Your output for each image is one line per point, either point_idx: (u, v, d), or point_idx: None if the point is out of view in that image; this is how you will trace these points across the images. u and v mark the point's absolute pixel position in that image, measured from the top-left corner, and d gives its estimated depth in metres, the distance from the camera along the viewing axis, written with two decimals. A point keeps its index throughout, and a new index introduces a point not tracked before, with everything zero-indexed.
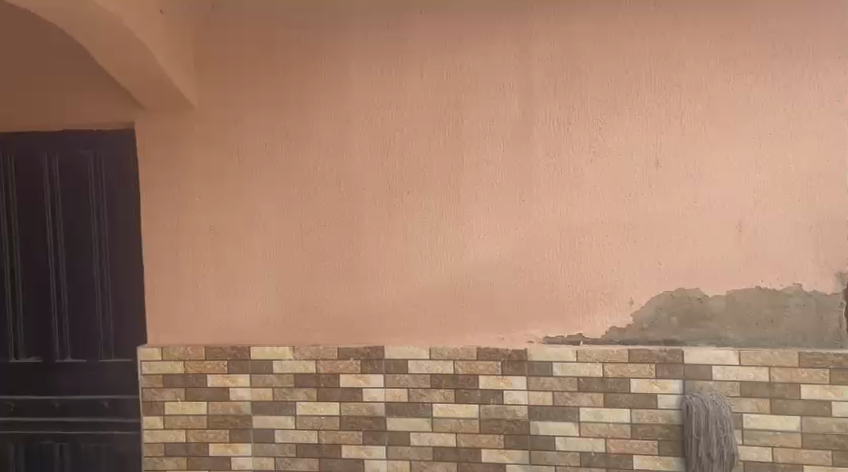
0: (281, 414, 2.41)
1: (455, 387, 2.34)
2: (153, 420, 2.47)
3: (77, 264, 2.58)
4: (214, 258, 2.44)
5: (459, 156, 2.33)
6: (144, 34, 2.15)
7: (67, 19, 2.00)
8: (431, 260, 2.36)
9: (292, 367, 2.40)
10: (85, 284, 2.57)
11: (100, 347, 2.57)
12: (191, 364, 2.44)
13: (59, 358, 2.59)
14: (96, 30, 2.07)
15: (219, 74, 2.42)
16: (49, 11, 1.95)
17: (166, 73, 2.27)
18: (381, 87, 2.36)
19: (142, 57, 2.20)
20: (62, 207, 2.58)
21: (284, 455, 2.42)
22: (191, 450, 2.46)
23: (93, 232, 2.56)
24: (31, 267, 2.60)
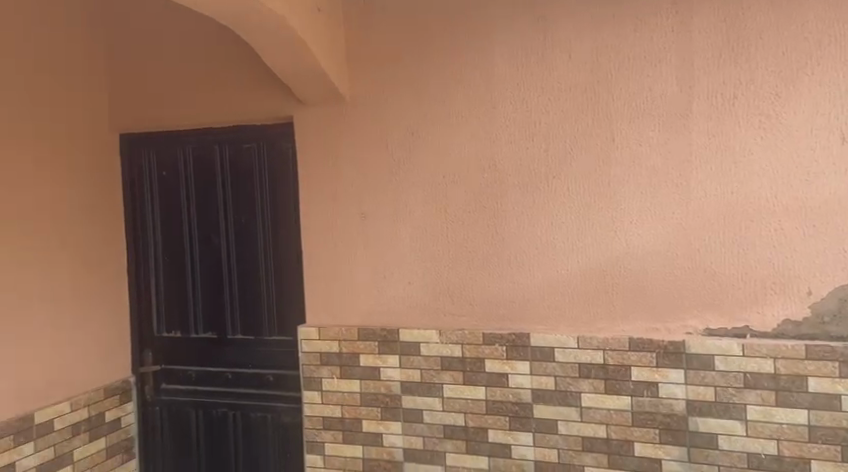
0: (429, 395, 2.49)
1: (605, 378, 2.28)
2: (312, 395, 2.64)
3: (244, 249, 2.81)
4: (366, 244, 2.56)
5: (613, 138, 2.26)
6: (302, 31, 2.29)
7: (235, 20, 2.18)
8: (580, 246, 2.31)
9: (439, 350, 2.47)
10: (251, 268, 2.80)
11: (264, 325, 2.79)
12: (345, 344, 2.58)
13: (231, 334, 2.85)
14: (259, 29, 2.24)
15: (371, 66, 2.52)
16: (219, 13, 2.13)
17: (321, 68, 2.41)
18: (528, 71, 2.34)
19: (299, 52, 2.34)
20: (230, 197, 2.81)
21: (432, 435, 2.50)
22: (346, 425, 2.60)
23: (257, 219, 2.78)
24: (207, 252, 2.87)
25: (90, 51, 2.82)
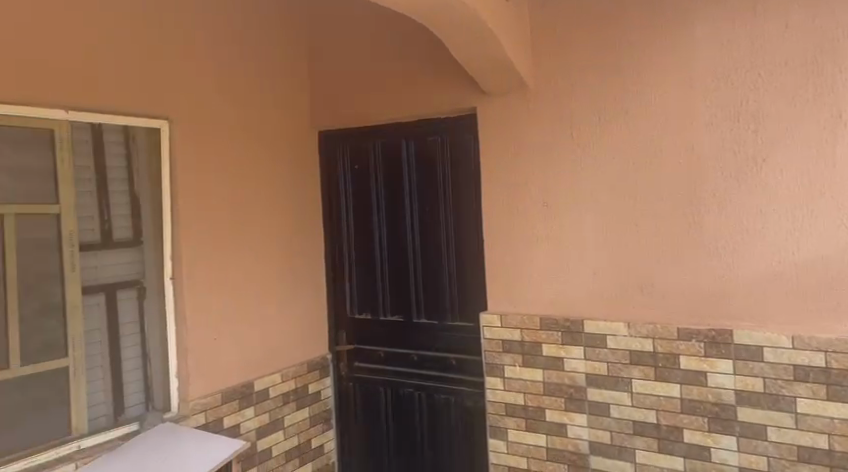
0: (617, 390, 2.37)
1: (827, 383, 2.04)
2: (493, 382, 2.63)
3: (428, 235, 2.85)
4: (550, 232, 2.49)
5: (839, 113, 2.01)
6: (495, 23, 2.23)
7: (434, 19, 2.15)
8: (796, 235, 2.08)
9: (627, 343, 2.34)
10: (434, 254, 2.85)
11: (448, 310, 2.83)
12: (527, 332, 2.54)
13: (416, 317, 2.93)
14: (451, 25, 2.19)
15: (560, 49, 2.42)
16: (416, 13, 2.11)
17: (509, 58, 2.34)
18: (733, 45, 2.13)
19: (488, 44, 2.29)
20: (415, 184, 2.87)
21: (620, 431, 2.38)
22: (530, 414, 2.56)
23: (440, 206, 2.81)
24: (392, 238, 2.95)
25: (294, 49, 3.00)
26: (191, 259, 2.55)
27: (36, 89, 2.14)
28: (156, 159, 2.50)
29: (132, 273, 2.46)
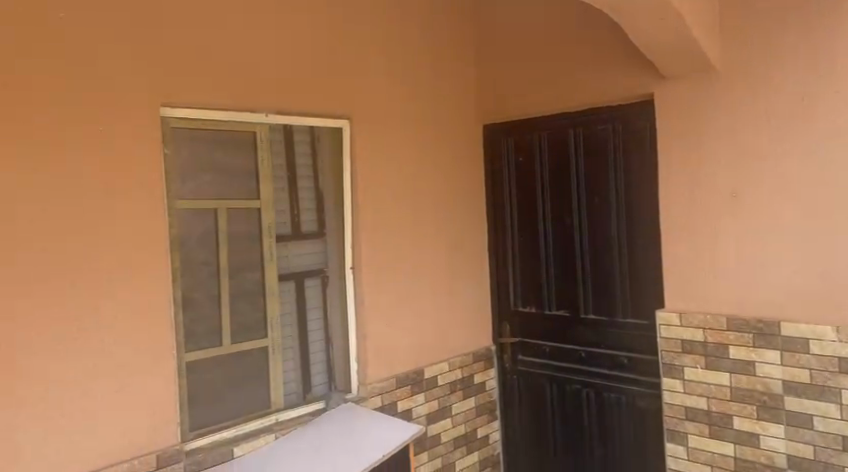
0: (822, 400, 2.25)
1: None
2: (672, 383, 2.60)
3: (597, 231, 2.83)
4: (746, 226, 2.42)
5: None
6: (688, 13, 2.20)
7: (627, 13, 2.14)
8: None
9: (841, 351, 2.21)
10: (604, 250, 2.82)
11: (618, 307, 2.79)
12: (711, 333, 2.49)
13: (584, 312, 2.91)
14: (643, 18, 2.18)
15: (755, 35, 2.35)
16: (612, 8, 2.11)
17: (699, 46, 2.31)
18: None
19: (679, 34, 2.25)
20: (584, 179, 2.85)
21: (825, 446, 2.26)
22: (715, 419, 2.50)
23: (611, 201, 2.77)
24: (560, 232, 2.95)
25: (463, 48, 3.08)
26: (371, 249, 2.70)
27: (244, 97, 2.36)
28: (338, 158, 2.67)
29: (317, 262, 2.67)
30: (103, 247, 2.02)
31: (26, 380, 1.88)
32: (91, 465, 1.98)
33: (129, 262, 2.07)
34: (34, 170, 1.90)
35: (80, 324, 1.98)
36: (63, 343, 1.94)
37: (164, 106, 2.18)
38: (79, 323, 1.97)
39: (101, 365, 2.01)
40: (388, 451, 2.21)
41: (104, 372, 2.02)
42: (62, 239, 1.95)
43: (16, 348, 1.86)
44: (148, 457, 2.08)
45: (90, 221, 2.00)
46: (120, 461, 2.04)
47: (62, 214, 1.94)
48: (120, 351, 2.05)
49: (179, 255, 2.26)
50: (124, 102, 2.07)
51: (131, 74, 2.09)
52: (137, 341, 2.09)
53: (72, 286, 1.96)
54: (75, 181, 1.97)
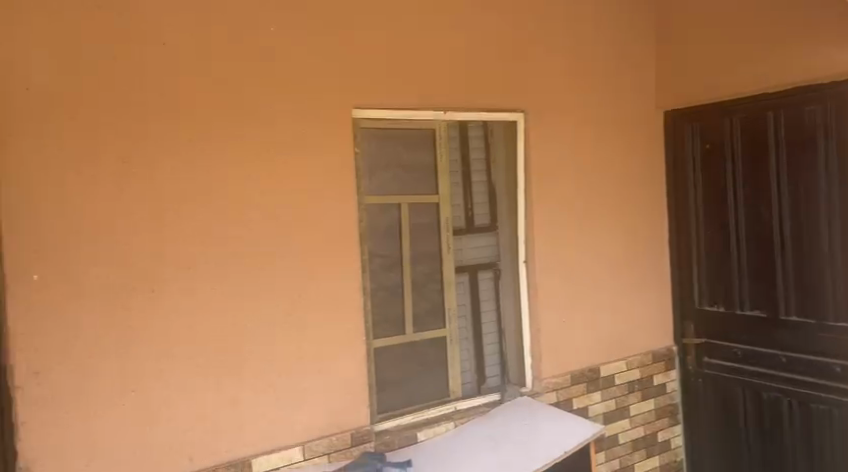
0: None
1: None
2: None
3: (801, 227, 2.61)
4: None
5: None
6: None
7: None
8: None
9: None
10: (808, 248, 2.60)
11: (828, 309, 2.56)
12: None
13: (784, 314, 2.70)
14: None
15: None
16: None
17: None
18: None
19: None
20: (785, 167, 2.64)
21: None
22: None
23: (818, 193, 2.55)
24: (755, 224, 2.75)
25: (647, 32, 2.98)
26: (545, 242, 2.69)
27: (427, 96, 2.44)
28: (510, 152, 2.70)
29: (489, 256, 2.73)
30: (306, 240, 2.22)
31: (245, 358, 2.13)
32: (298, 438, 2.21)
33: (327, 253, 2.26)
34: (249, 171, 2.13)
35: (287, 310, 2.19)
36: (274, 327, 2.17)
37: (357, 107, 2.33)
38: (286, 308, 2.19)
39: (305, 348, 2.22)
40: (570, 448, 2.26)
41: (308, 354, 2.23)
42: (272, 233, 2.17)
43: (237, 329, 2.11)
44: (346, 434, 2.28)
45: (295, 217, 2.20)
46: (323, 436, 2.25)
47: (272, 211, 2.16)
48: (321, 335, 2.25)
49: (371, 245, 2.44)
50: (322, 106, 2.25)
51: (328, 79, 2.26)
52: (335, 327, 2.28)
53: (281, 276, 2.18)
54: (283, 180, 2.18)
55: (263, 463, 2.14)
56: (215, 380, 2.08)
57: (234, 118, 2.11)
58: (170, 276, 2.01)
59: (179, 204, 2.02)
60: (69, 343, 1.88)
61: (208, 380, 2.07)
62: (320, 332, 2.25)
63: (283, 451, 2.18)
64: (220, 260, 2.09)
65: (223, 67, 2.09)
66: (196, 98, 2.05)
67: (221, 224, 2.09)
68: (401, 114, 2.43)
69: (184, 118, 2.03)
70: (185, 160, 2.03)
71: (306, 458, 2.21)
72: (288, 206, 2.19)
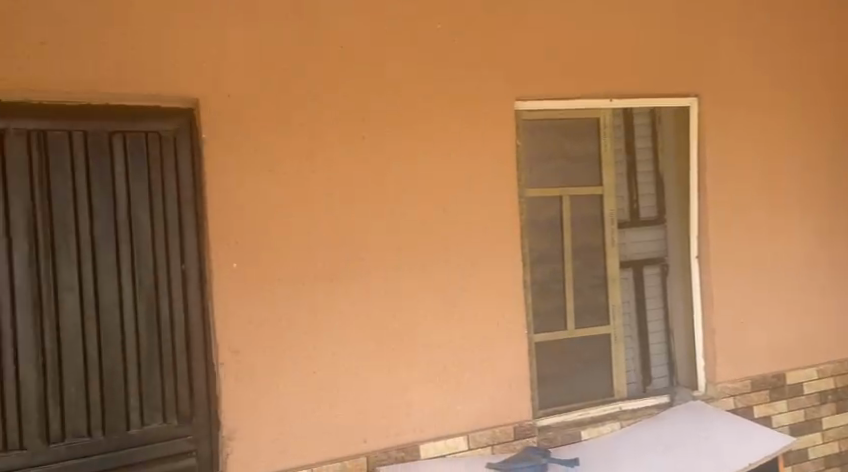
0: None
1: None
2: None
3: None
4: None
5: None
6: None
7: None
8: None
9: None
10: None
11: None
12: None
13: None
14: None
15: None
16: None
17: None
18: None
19: None
20: None
21: None
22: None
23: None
24: None
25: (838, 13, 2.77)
26: (720, 238, 2.57)
27: (595, 89, 2.43)
28: (681, 136, 2.63)
29: (657, 251, 2.67)
30: (471, 232, 2.28)
31: (414, 346, 2.21)
32: (463, 427, 2.27)
33: (491, 246, 2.31)
34: (418, 166, 2.22)
35: (453, 300, 2.26)
36: (440, 317, 2.24)
37: (520, 99, 2.36)
38: (452, 299, 2.26)
39: (470, 338, 2.28)
40: (754, 461, 2.14)
41: (472, 345, 2.28)
42: (440, 226, 2.24)
43: (405, 318, 2.20)
44: (508, 427, 2.32)
45: (461, 210, 2.27)
46: (486, 428, 2.30)
47: (439, 204, 2.24)
48: (485, 326, 2.30)
49: (532, 237, 2.46)
50: (487, 102, 2.30)
51: (493, 75, 2.30)
52: (498, 318, 2.32)
53: (447, 267, 2.25)
54: (448, 175, 2.25)
55: (430, 449, 2.22)
56: (386, 367, 2.17)
57: (404, 115, 2.20)
58: (347, 267, 2.13)
59: (356, 198, 2.14)
60: (263, 326, 2.03)
61: (380, 367, 2.17)
62: (484, 323, 2.30)
63: (449, 438, 2.24)
64: (392, 251, 2.18)
65: (395, 67, 2.19)
66: (370, 97, 2.16)
67: (392, 217, 2.18)
68: (563, 105, 2.43)
69: (359, 116, 2.15)
70: (360, 156, 2.15)
71: (470, 448, 2.27)
72: (454, 200, 2.26)
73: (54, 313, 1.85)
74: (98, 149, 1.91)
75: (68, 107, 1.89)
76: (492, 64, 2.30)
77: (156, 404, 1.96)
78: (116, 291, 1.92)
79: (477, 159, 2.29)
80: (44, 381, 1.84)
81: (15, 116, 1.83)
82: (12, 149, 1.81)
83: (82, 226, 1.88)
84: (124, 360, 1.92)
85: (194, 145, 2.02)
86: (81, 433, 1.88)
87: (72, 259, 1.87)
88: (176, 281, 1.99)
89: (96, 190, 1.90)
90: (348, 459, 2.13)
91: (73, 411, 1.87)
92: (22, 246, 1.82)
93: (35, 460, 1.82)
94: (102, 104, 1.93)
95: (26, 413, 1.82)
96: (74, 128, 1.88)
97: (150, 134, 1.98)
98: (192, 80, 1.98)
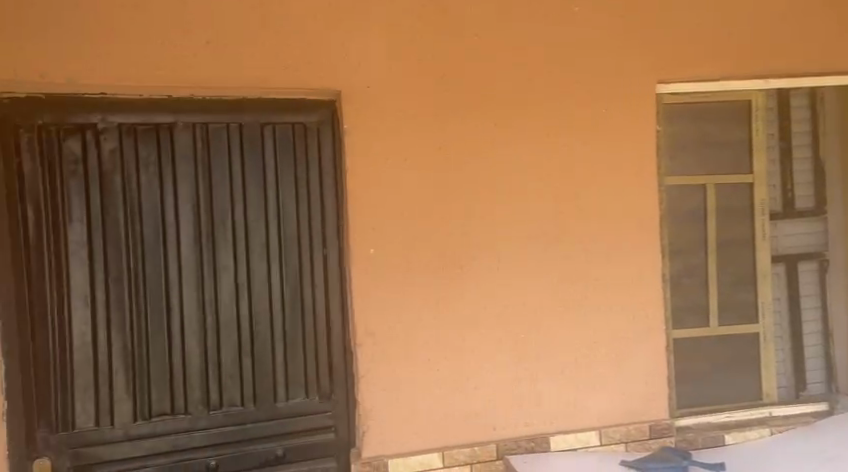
0: None
1: None
2: None
3: None
4: None
5: None
6: None
7: None
8: None
9: None
10: None
11: None
12: None
13: None
14: None
15: None
16: None
17: None
18: None
19: None
20: None
21: None
22: None
23: None
24: None
25: None
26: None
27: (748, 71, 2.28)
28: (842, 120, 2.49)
29: (813, 245, 2.52)
30: (604, 223, 2.22)
31: (544, 337, 2.18)
32: (595, 421, 2.23)
33: (626, 237, 2.24)
34: (551, 154, 2.18)
35: (584, 292, 2.21)
36: (570, 308, 2.20)
37: (660, 83, 2.26)
38: (583, 291, 2.21)
39: (601, 331, 2.22)
40: None
41: (604, 338, 2.22)
42: (572, 215, 2.20)
43: (534, 307, 2.17)
44: (643, 425, 2.25)
45: (593, 199, 2.21)
46: (619, 424, 2.24)
47: (571, 193, 2.20)
48: (619, 320, 2.23)
49: (672, 227, 2.34)
50: (623, 88, 2.23)
51: (630, 59, 2.23)
52: (632, 312, 2.24)
53: (579, 257, 2.20)
54: (582, 163, 2.21)
55: (560, 442, 2.19)
56: (514, 356, 2.16)
57: (538, 102, 2.18)
58: (478, 256, 2.14)
59: (486, 186, 2.14)
60: (399, 310, 2.09)
61: (509, 356, 2.16)
62: (618, 317, 2.23)
63: (580, 432, 2.21)
64: (522, 240, 2.17)
65: (529, 54, 2.17)
66: (503, 84, 2.16)
67: (523, 206, 2.17)
68: (708, 86, 2.30)
69: (492, 104, 2.15)
70: (492, 143, 2.15)
71: (603, 443, 2.22)
72: (587, 189, 2.21)
73: (213, 290, 2.02)
74: (251, 140, 2.05)
75: (225, 102, 2.05)
76: (630, 47, 2.23)
77: (300, 380, 2.08)
78: (266, 272, 2.06)
79: (612, 147, 2.22)
80: (205, 352, 2.01)
81: (183, 111, 2.02)
82: (180, 141, 2.00)
83: (238, 211, 2.04)
84: (272, 336, 2.06)
85: (336, 135, 2.11)
86: (235, 402, 2.03)
87: (229, 241, 2.03)
88: (318, 265, 2.10)
89: (250, 178, 2.04)
90: (479, 446, 2.14)
91: (229, 382, 2.02)
92: (188, 229, 2.00)
93: (197, 424, 2.00)
94: (255, 98, 2.07)
95: (189, 381, 2.00)
96: (232, 121, 2.05)
97: (296, 125, 2.09)
98: (332, 72, 2.07)
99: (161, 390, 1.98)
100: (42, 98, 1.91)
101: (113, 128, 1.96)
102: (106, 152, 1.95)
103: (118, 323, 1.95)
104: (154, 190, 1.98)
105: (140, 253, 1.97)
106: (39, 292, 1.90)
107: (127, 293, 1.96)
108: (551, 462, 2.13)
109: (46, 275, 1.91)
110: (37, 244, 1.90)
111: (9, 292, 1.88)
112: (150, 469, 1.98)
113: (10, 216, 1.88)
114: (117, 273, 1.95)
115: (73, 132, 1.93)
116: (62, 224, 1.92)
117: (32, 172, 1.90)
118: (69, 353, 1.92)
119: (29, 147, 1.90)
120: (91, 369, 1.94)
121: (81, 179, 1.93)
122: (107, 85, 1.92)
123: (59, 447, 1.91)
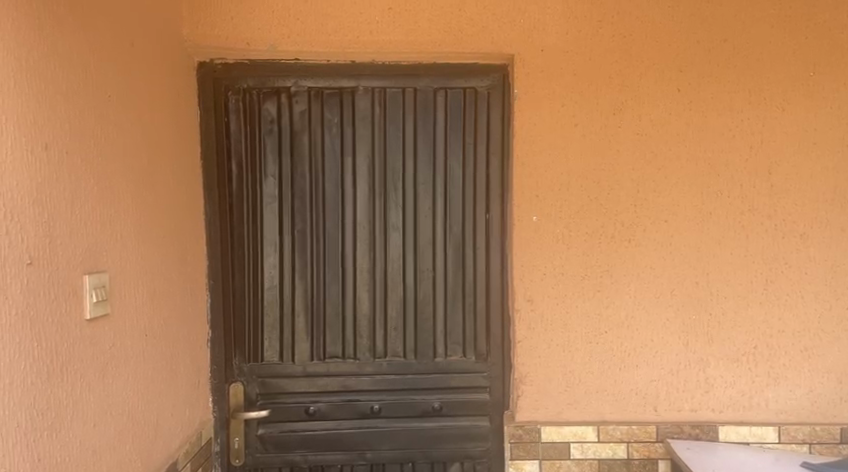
0: None
1: None
2: None
3: None
4: None
5: None
6: None
7: None
8: None
9: None
10: None
11: None
12: None
13: None
14: None
15: None
16: None
17: None
18: None
19: None
20: None
21: None
22: None
23: None
24: None
25: None
26: None
27: None
28: None
29: None
30: (797, 202, 2.03)
31: (720, 320, 2.06)
32: (772, 416, 2.07)
33: (824, 218, 2.03)
34: (738, 124, 2.04)
35: (768, 275, 2.05)
36: (751, 292, 2.05)
37: None
38: (767, 274, 2.05)
39: (787, 321, 2.05)
40: None
41: (790, 328, 2.05)
42: (760, 191, 2.04)
43: (710, 287, 2.06)
44: (832, 427, 2.04)
45: (786, 175, 2.03)
46: (803, 423, 2.06)
47: (760, 168, 2.04)
48: (809, 309, 2.04)
49: None
50: (829, 52, 2.02)
51: (834, 22, 2.02)
52: (826, 302, 2.04)
53: (764, 237, 2.04)
54: (773, 135, 2.03)
55: (730, 433, 2.06)
56: (683, 337, 2.07)
57: (727, 68, 2.03)
58: (650, 228, 2.06)
59: (662, 156, 2.05)
60: (560, 278, 2.07)
61: (677, 336, 2.07)
62: (808, 307, 2.04)
63: (756, 426, 2.06)
64: (699, 215, 2.05)
65: (719, 16, 2.03)
66: (687, 48, 2.04)
67: (702, 178, 2.05)
68: None
69: (675, 69, 2.04)
70: (672, 112, 2.04)
71: (781, 441, 2.05)
72: (780, 165, 2.03)
73: (383, 248, 2.15)
74: (424, 105, 2.13)
75: (402, 67, 2.12)
76: (834, 7, 2.02)
77: (458, 339, 2.17)
78: (431, 234, 2.14)
79: (812, 119, 2.03)
80: (374, 303, 2.16)
81: (363, 76, 2.12)
82: (360, 105, 2.12)
83: (409, 172, 2.13)
84: (434, 293, 2.16)
85: (505, 100, 2.13)
86: (397, 353, 2.17)
87: (399, 202, 2.14)
88: (481, 230, 2.14)
89: (421, 142, 2.13)
90: (638, 425, 2.07)
91: (393, 333, 2.16)
92: (363, 188, 2.14)
93: (364, 369, 2.16)
94: (430, 62, 2.12)
95: (359, 328, 2.16)
96: (406, 87, 2.13)
97: (467, 90, 2.13)
98: (508, 35, 2.06)
99: (336, 334, 2.16)
100: (246, 64, 2.11)
101: (303, 91, 2.12)
102: (297, 114, 2.12)
103: (301, 271, 2.15)
104: (336, 150, 2.13)
105: (321, 208, 2.14)
106: (239, 238, 2.15)
107: (310, 244, 2.14)
108: (716, 451, 2.00)
109: (244, 222, 2.14)
110: (238, 196, 2.14)
111: (214, 235, 2.14)
112: (324, 404, 2.17)
113: (218, 169, 2.13)
114: (302, 225, 2.14)
115: (270, 96, 2.12)
116: (259, 179, 2.13)
117: (236, 130, 2.13)
118: (261, 294, 2.15)
119: (234, 108, 2.13)
120: (277, 309, 2.15)
121: (276, 137, 2.13)
122: (298, 51, 2.06)
123: (249, 375, 2.16)
